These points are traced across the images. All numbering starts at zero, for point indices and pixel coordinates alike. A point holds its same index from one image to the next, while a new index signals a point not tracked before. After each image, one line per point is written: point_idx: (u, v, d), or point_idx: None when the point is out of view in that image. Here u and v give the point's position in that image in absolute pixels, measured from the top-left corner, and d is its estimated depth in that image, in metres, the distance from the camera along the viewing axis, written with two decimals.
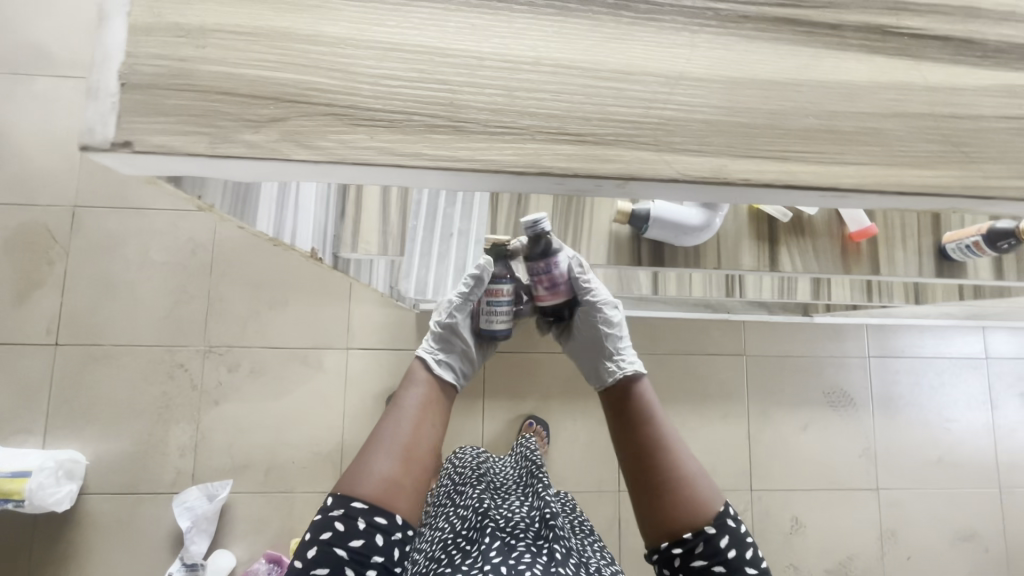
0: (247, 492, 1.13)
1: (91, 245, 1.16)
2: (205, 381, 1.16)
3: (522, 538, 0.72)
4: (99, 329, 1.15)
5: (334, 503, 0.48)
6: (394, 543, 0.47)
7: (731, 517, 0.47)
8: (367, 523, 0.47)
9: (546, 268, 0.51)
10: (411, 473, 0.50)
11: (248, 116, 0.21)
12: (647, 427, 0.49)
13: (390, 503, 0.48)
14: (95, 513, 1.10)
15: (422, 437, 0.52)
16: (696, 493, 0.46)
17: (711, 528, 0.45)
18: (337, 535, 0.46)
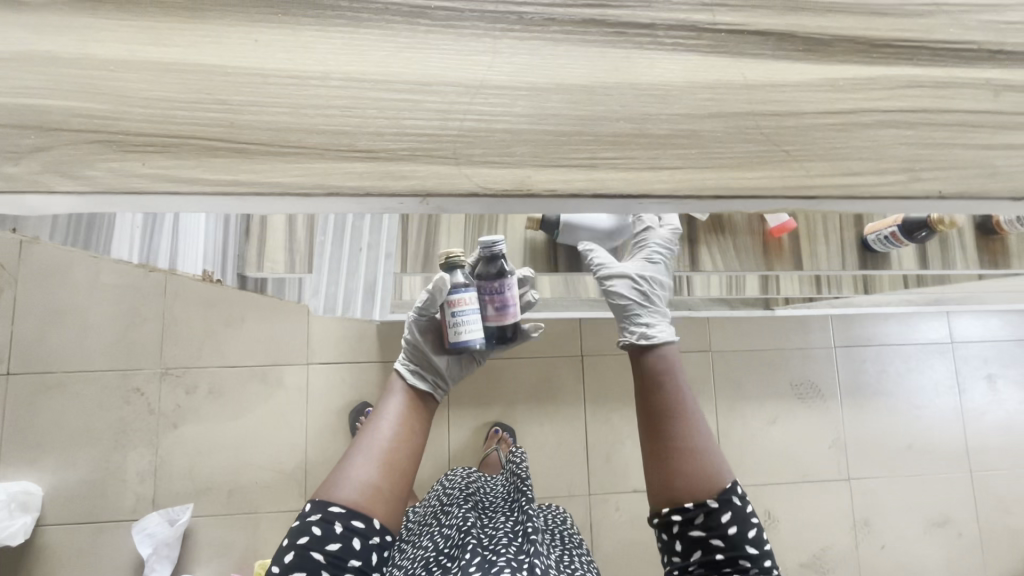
0: (211, 516, 1.11)
1: (40, 272, 1.14)
2: (163, 405, 1.14)
3: (503, 553, 0.69)
4: (52, 356, 1.13)
5: (313, 509, 0.50)
6: (371, 548, 0.49)
7: (737, 495, 0.47)
8: (344, 527, 0.48)
9: (499, 289, 0.57)
10: (389, 478, 0.51)
11: (8, 147, 0.20)
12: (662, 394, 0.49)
13: (369, 507, 0.50)
14: (53, 545, 1.08)
15: (401, 444, 0.54)
16: (700, 469, 0.47)
17: (713, 503, 0.46)
18: (315, 539, 0.48)
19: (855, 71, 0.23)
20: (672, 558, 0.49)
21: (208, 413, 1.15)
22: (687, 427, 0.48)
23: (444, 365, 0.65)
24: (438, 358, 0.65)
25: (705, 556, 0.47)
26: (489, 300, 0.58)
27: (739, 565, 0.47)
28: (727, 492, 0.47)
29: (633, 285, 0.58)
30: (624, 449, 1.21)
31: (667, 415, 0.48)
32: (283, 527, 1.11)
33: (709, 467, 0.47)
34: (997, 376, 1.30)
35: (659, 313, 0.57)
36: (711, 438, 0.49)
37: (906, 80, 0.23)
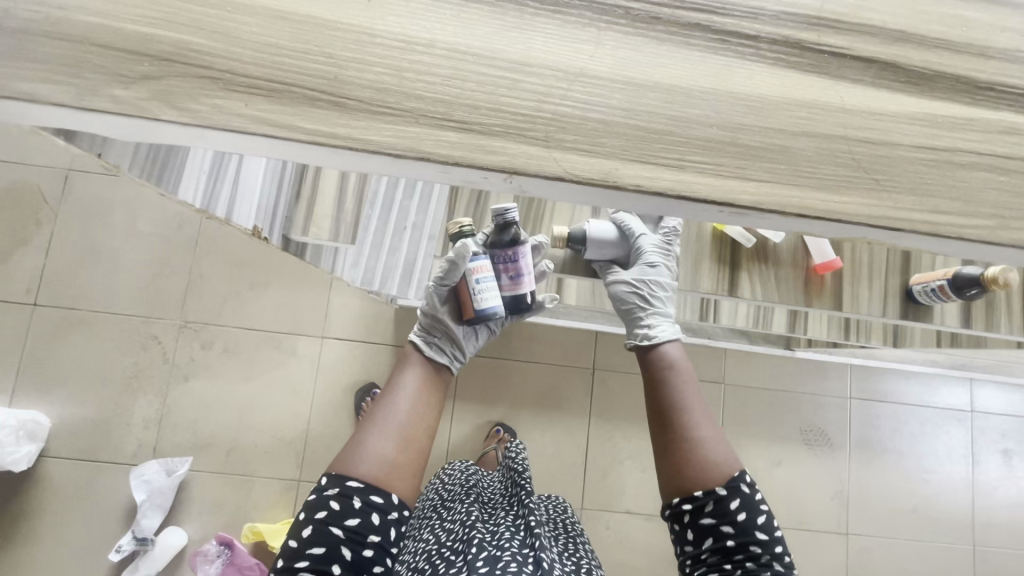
0: (207, 472, 1.12)
1: (80, 209, 1.17)
2: (177, 356, 1.16)
3: (508, 548, 0.69)
4: (79, 293, 1.15)
5: (330, 483, 0.50)
6: (389, 523, 0.49)
7: (746, 482, 0.47)
8: (363, 503, 0.48)
9: (513, 257, 0.62)
10: (408, 453, 0.52)
11: (120, 71, 0.20)
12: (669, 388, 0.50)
13: (387, 482, 0.50)
14: (53, 477, 1.10)
15: (418, 419, 0.54)
16: (708, 457, 0.47)
17: (722, 490, 0.46)
18: (335, 515, 0.48)
19: (954, 110, 0.23)
20: (683, 548, 0.49)
21: (220, 371, 1.16)
22: (694, 418, 0.48)
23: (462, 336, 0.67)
24: (456, 329, 0.67)
25: (717, 544, 0.47)
26: (504, 269, 0.63)
27: (751, 552, 0.47)
28: (737, 479, 0.47)
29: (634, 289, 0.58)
30: (623, 468, 1.20)
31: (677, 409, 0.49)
32: (274, 494, 1.12)
33: (717, 456, 0.47)
34: (1015, 452, 1.27)
35: (660, 316, 0.57)
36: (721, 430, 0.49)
37: (1005, 126, 0.23)
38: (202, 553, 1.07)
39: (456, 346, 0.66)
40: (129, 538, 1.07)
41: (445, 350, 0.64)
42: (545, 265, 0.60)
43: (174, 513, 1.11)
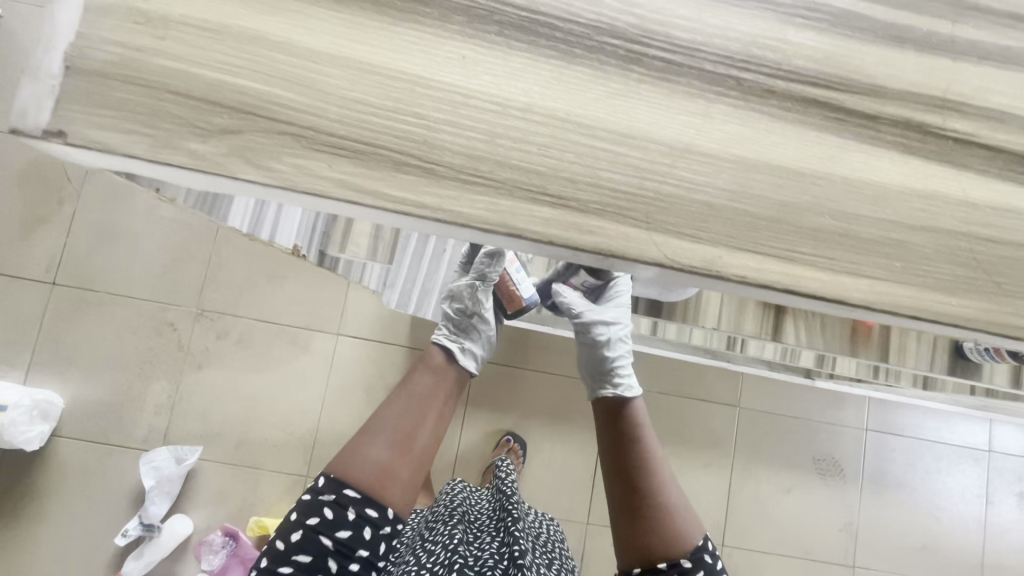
0: (216, 463, 1.13)
1: (104, 190, 1.16)
2: (192, 343, 1.16)
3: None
4: (98, 275, 1.15)
5: (326, 489, 0.55)
6: (377, 538, 0.55)
7: (708, 553, 0.57)
8: (356, 516, 0.55)
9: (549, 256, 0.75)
10: (403, 465, 0.58)
11: (198, 123, 0.19)
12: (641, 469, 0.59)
13: (383, 495, 0.56)
14: (64, 457, 1.10)
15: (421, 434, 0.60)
16: (676, 526, 0.57)
17: (688, 563, 0.56)
18: (327, 525, 0.54)
19: None
20: None
21: (235, 362, 1.16)
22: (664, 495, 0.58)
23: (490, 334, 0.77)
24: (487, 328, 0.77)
25: None
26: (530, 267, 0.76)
27: None
28: (700, 551, 0.57)
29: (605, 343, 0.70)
30: None
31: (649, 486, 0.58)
32: (281, 488, 1.12)
33: (681, 530, 0.57)
34: None
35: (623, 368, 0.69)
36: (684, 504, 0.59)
37: None
38: (207, 542, 1.09)
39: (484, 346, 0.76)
40: (137, 523, 1.08)
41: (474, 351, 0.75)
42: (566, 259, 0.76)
43: (182, 501, 1.11)
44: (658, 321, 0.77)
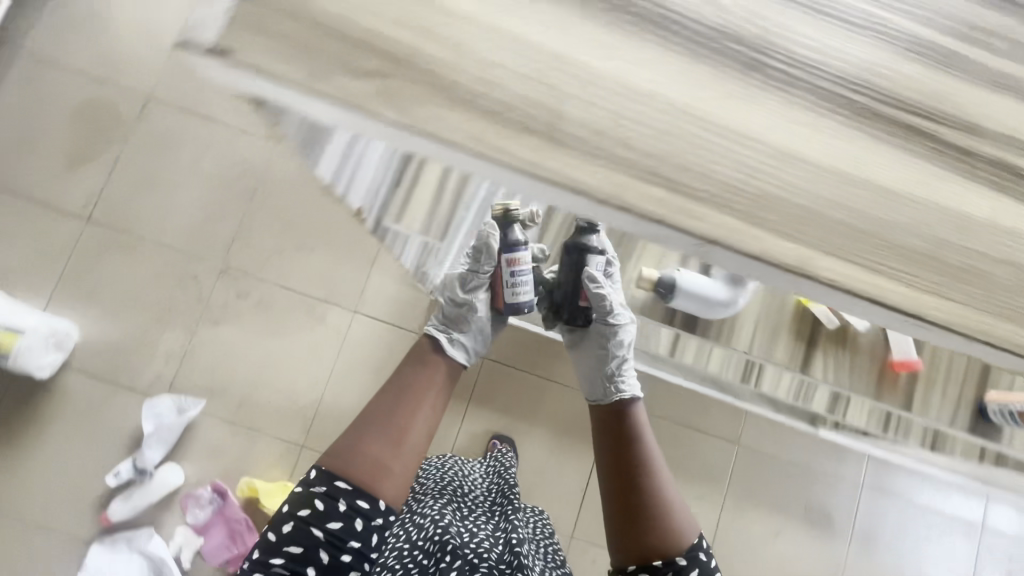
0: (216, 419, 1.14)
1: (153, 137, 1.20)
2: (212, 298, 1.17)
3: (486, 560, 0.72)
4: (132, 218, 1.18)
5: (318, 480, 0.58)
6: (371, 529, 0.57)
7: (703, 552, 0.58)
8: (348, 507, 0.57)
9: None
10: (396, 460, 0.61)
11: (350, 60, 0.20)
12: (641, 466, 0.62)
13: (376, 488, 0.58)
14: (70, 390, 1.12)
15: (416, 427, 0.64)
16: (672, 523, 0.59)
17: (683, 560, 0.57)
18: (318, 517, 0.56)
19: None
20: None
21: (250, 322, 1.17)
22: (665, 488, 0.60)
23: (483, 329, 0.81)
24: (482, 324, 0.80)
25: None
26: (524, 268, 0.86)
27: None
28: (695, 549, 0.57)
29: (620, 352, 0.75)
30: None
31: (647, 475, 0.61)
32: (275, 454, 1.13)
33: (676, 528, 0.59)
34: None
35: (631, 381, 0.74)
36: (681, 503, 0.61)
37: None
38: (196, 496, 1.10)
39: (473, 339, 0.80)
40: (129, 467, 1.09)
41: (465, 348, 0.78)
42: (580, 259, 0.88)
43: (177, 452, 1.12)
44: (682, 336, 0.80)
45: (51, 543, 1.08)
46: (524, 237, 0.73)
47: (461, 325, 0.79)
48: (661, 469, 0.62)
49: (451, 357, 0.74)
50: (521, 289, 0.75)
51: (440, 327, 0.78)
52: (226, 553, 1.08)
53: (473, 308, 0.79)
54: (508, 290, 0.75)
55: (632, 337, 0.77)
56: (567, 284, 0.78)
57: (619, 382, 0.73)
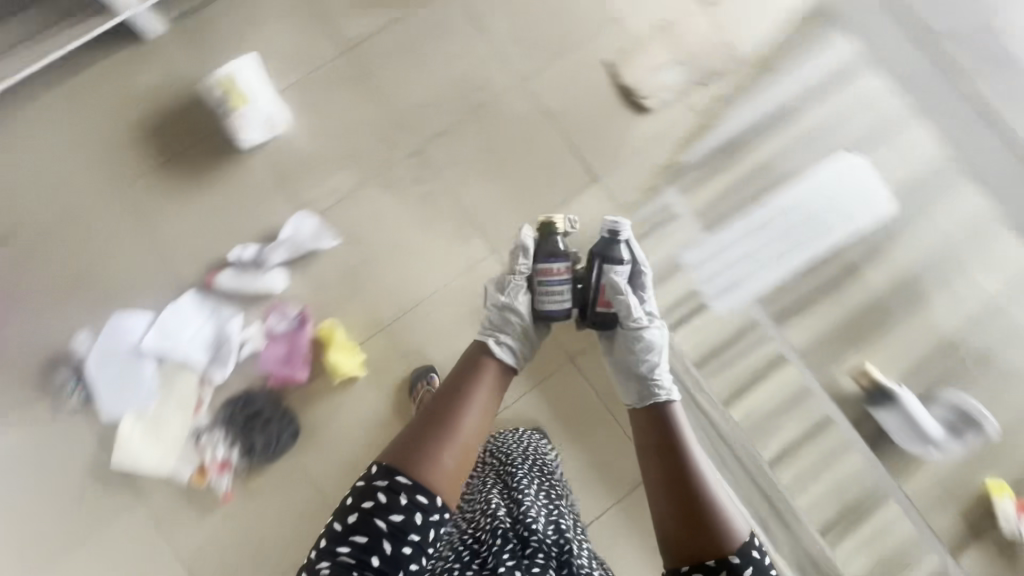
0: (337, 261, 1.23)
1: (433, 20, 1.32)
2: (395, 168, 1.27)
3: (534, 539, 0.76)
4: (379, 70, 1.30)
5: (380, 475, 0.68)
6: (428, 521, 0.67)
7: (753, 549, 0.68)
8: (408, 500, 0.67)
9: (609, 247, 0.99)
10: (455, 462, 0.72)
11: None
12: (683, 469, 0.75)
13: (435, 486, 0.69)
14: (250, 168, 1.25)
15: (475, 426, 0.77)
16: (719, 526, 0.70)
17: (734, 557, 0.67)
18: (382, 508, 0.66)
19: None
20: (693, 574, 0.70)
21: (407, 205, 1.26)
22: (704, 490, 0.73)
23: (527, 331, 0.95)
24: (527, 326, 0.95)
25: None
26: (560, 269, 0.98)
27: None
28: (746, 547, 0.68)
29: (649, 361, 0.92)
30: None
31: (686, 477, 0.74)
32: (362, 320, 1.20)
33: (721, 529, 0.70)
34: None
35: (666, 384, 0.89)
36: (726, 506, 0.72)
37: None
38: (283, 309, 1.20)
39: (523, 344, 0.93)
40: (252, 253, 1.20)
41: (512, 350, 0.91)
42: (606, 268, 0.98)
43: (289, 268, 1.22)
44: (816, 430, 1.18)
45: (158, 273, 1.21)
46: (564, 248, 1.00)
47: (506, 329, 0.93)
48: (703, 473, 0.76)
49: (499, 358, 0.87)
50: (553, 293, 0.98)
51: (490, 333, 0.91)
52: (273, 368, 1.17)
53: (516, 316, 0.95)
54: (545, 298, 0.98)
55: (656, 341, 0.95)
56: (589, 283, 1.00)
57: (653, 386, 0.88)
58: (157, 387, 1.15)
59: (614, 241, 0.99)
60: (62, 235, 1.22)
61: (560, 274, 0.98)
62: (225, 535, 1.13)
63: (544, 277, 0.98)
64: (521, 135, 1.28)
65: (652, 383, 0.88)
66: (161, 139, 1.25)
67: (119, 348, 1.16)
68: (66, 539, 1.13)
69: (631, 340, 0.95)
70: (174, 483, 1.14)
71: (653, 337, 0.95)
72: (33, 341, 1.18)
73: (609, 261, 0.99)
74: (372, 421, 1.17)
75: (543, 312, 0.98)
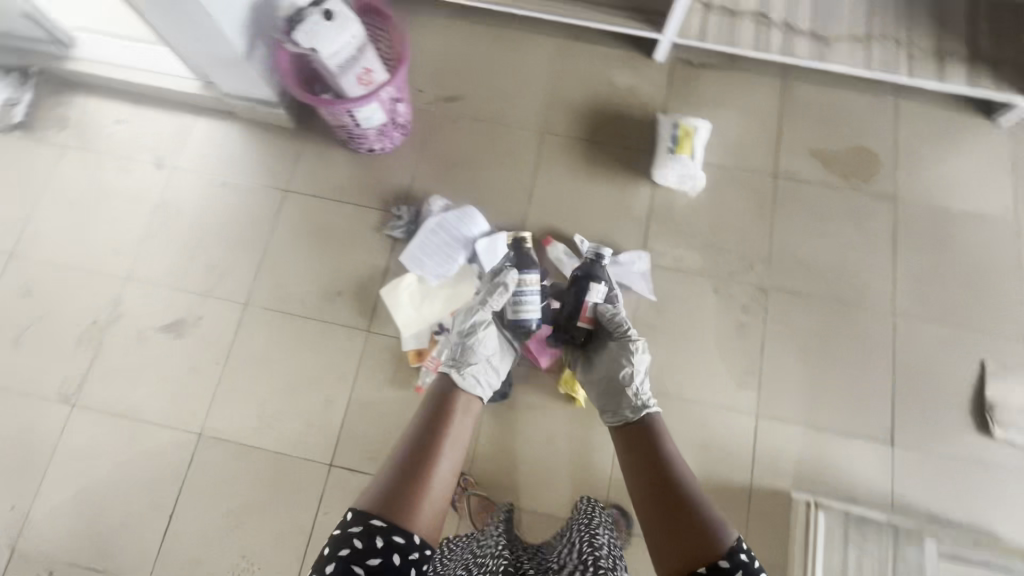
0: (637, 309, 1.29)
1: (863, 210, 1.36)
2: (740, 285, 1.31)
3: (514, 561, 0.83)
4: (789, 208, 1.36)
5: (354, 519, 0.74)
6: (406, 560, 0.73)
7: (743, 554, 0.72)
8: (384, 543, 0.72)
9: (592, 275, 1.13)
10: (426, 502, 0.80)
11: None
12: (669, 475, 0.87)
13: (409, 524, 0.76)
14: (637, 193, 1.37)
15: (444, 468, 0.87)
16: (705, 531, 0.77)
17: (724, 562, 0.71)
18: (359, 552, 0.71)
19: None
20: None
21: (724, 319, 1.29)
22: (689, 489, 0.84)
23: (493, 358, 1.08)
24: (490, 350, 1.07)
25: None
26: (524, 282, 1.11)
27: None
28: (733, 551, 0.72)
29: (631, 376, 1.01)
30: None
31: (669, 481, 0.86)
32: None
33: (708, 535, 0.76)
34: None
35: (641, 388, 1.01)
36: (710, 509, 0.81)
37: None
38: None
39: (484, 367, 1.06)
40: (586, 249, 1.27)
41: (479, 377, 1.04)
42: (587, 286, 1.12)
43: None
44: None
45: (516, 204, 1.37)
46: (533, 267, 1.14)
47: (467, 357, 1.04)
48: (687, 479, 0.86)
49: (466, 391, 1.01)
50: (522, 309, 1.10)
51: (452, 366, 1.02)
52: None
53: (477, 348, 1.05)
54: (513, 313, 1.11)
55: (640, 354, 1.03)
56: (572, 306, 1.14)
57: (633, 397, 0.99)
58: (451, 275, 1.29)
59: (592, 272, 1.13)
60: (483, 126, 1.43)
61: (531, 287, 1.10)
62: (392, 415, 1.23)
63: (519, 291, 1.10)
64: (858, 352, 1.27)
65: (631, 395, 0.99)
66: (599, 126, 1.42)
67: (456, 231, 1.29)
68: (304, 313, 1.30)
69: (614, 367, 1.04)
70: (396, 346, 1.27)
71: (639, 351, 1.03)
72: (406, 173, 1.39)
73: (588, 289, 1.12)
74: (554, 442, 1.22)
75: (513, 322, 1.12)
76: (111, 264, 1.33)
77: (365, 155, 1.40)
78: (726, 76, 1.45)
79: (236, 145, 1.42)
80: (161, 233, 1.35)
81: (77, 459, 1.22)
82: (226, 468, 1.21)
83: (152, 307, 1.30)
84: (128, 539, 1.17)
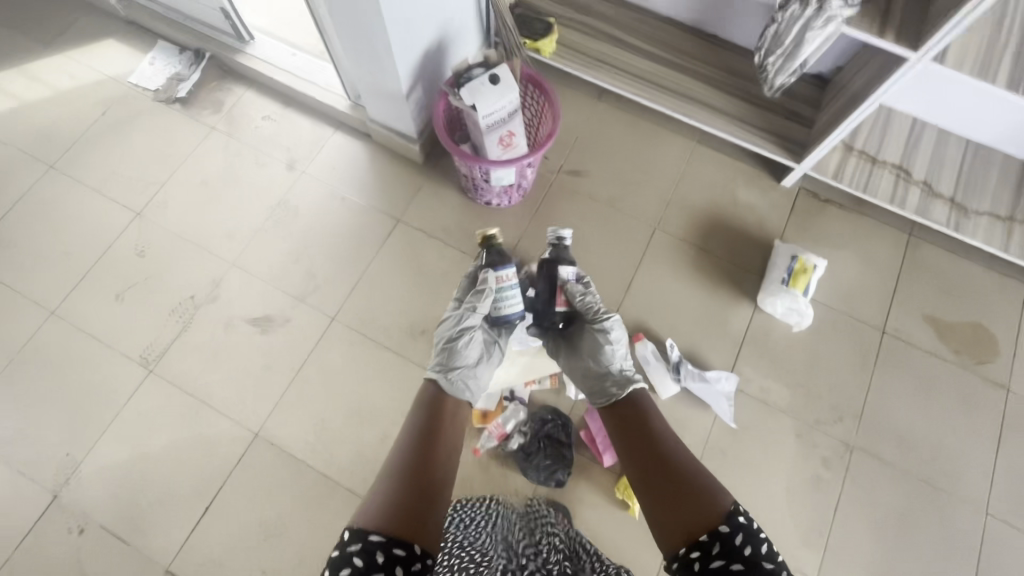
0: (713, 430, 1.24)
1: (971, 391, 1.28)
2: (824, 434, 1.25)
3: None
4: (891, 369, 1.30)
5: (353, 538, 0.66)
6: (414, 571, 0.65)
7: (742, 517, 0.66)
8: (387, 556, 0.65)
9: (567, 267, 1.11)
10: (430, 514, 0.72)
11: None
12: (662, 447, 0.81)
13: (411, 535, 0.68)
14: (736, 312, 1.34)
15: (443, 474, 0.82)
16: (700, 495, 0.71)
17: (722, 527, 0.65)
18: (361, 570, 0.63)
19: None
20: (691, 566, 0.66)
21: (801, 466, 1.22)
22: (681, 456, 0.79)
23: (479, 362, 1.08)
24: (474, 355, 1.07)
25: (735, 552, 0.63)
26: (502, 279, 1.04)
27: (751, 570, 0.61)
28: (732, 514, 0.66)
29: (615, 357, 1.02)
30: None
31: (661, 453, 0.80)
32: None
33: (703, 501, 0.70)
34: None
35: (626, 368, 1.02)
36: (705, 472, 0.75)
37: None
38: None
39: (472, 372, 1.06)
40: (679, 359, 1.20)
41: (467, 382, 1.04)
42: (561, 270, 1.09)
43: (681, 392, 1.27)
44: None
45: (613, 291, 1.36)
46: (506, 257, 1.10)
47: (452, 362, 1.04)
48: (680, 449, 0.80)
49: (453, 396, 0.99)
50: (504, 306, 1.05)
51: (439, 370, 1.03)
52: (595, 428, 1.22)
53: (460, 351, 1.05)
54: (496, 312, 1.06)
55: (617, 331, 1.06)
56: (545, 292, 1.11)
57: (617, 379, 0.99)
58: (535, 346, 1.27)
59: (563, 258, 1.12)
60: (598, 206, 1.45)
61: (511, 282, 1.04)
62: None
63: (500, 288, 1.03)
64: (937, 542, 1.18)
65: (620, 377, 0.99)
66: (712, 236, 1.42)
67: None
68: (385, 343, 1.31)
69: (597, 354, 1.04)
70: None
71: (615, 330, 1.06)
72: (514, 234, 1.42)
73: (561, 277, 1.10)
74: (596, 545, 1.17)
75: (495, 321, 1.08)
76: (223, 247, 1.40)
77: (479, 206, 1.44)
78: (851, 219, 1.43)
79: (363, 167, 1.48)
80: (274, 230, 1.41)
81: (139, 423, 1.25)
82: (272, 473, 1.21)
83: (248, 297, 1.35)
84: (161, 516, 1.18)
